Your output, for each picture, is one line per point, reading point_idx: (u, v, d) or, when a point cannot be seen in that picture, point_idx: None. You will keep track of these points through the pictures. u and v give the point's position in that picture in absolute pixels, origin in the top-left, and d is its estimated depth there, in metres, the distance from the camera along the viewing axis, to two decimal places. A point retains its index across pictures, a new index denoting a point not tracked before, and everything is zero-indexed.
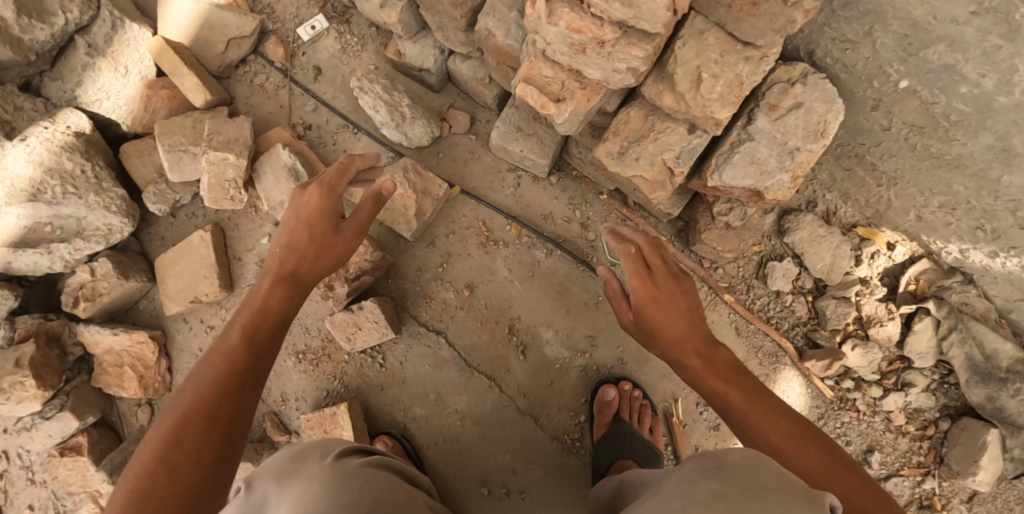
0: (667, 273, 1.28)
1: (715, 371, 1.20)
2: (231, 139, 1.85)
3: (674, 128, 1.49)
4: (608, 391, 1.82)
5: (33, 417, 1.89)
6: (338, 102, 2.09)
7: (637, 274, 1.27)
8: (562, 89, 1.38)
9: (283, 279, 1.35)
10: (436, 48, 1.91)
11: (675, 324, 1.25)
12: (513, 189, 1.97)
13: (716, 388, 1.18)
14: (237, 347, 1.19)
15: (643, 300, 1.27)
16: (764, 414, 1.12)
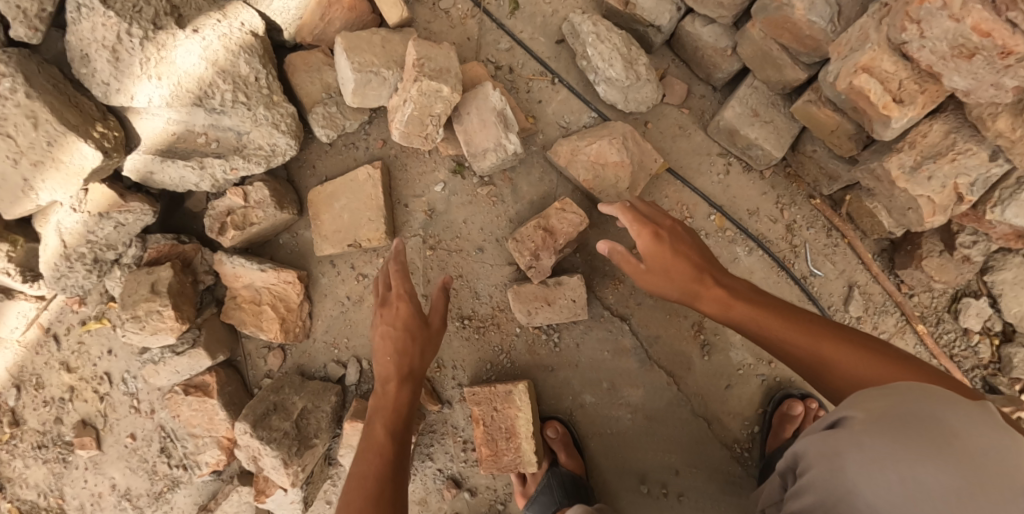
0: (686, 261, 1.42)
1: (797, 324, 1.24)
2: (444, 69, 1.63)
3: (976, 151, 1.37)
4: (795, 406, 1.73)
5: (162, 350, 1.70)
6: (535, 44, 1.85)
7: (664, 273, 1.42)
8: (901, 90, 1.26)
9: (397, 411, 1.45)
10: (674, 5, 1.70)
11: (729, 297, 1.35)
12: (721, 175, 1.80)
13: (770, 328, 1.27)
14: (382, 441, 1.38)
15: (693, 276, 1.39)
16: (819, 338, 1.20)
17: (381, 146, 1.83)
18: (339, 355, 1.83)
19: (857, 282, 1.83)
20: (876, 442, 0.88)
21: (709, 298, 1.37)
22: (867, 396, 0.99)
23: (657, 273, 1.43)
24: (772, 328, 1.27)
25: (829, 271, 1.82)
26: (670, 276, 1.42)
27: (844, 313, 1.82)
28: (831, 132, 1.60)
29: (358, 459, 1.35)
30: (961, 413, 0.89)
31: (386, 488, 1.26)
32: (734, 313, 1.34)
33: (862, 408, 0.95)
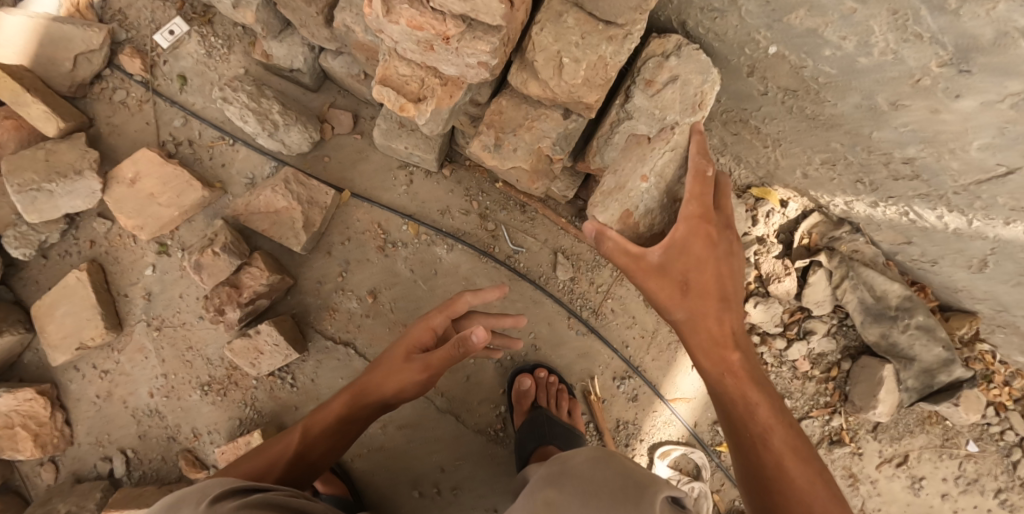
0: (706, 250, 1.32)
1: (725, 351, 1.31)
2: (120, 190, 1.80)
3: (548, 115, 1.44)
4: (523, 380, 1.83)
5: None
6: (209, 112, 1.95)
7: (680, 246, 1.32)
8: (421, 88, 1.31)
9: (410, 354, 1.44)
10: (304, 46, 1.79)
11: (700, 283, 1.33)
12: (406, 186, 1.89)
13: (689, 281, 1.32)
14: (361, 394, 1.46)
15: (705, 245, 1.32)
16: (738, 376, 1.30)
17: (90, 246, 1.92)
18: (105, 452, 1.91)
19: (562, 247, 1.91)
20: None
21: (710, 241, 1.32)
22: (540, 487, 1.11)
23: (649, 256, 1.33)
24: (712, 347, 1.32)
25: (531, 244, 1.90)
26: (705, 239, 1.32)
27: (556, 279, 1.90)
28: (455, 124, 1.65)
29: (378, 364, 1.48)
30: None
31: (332, 427, 1.44)
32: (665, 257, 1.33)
33: None
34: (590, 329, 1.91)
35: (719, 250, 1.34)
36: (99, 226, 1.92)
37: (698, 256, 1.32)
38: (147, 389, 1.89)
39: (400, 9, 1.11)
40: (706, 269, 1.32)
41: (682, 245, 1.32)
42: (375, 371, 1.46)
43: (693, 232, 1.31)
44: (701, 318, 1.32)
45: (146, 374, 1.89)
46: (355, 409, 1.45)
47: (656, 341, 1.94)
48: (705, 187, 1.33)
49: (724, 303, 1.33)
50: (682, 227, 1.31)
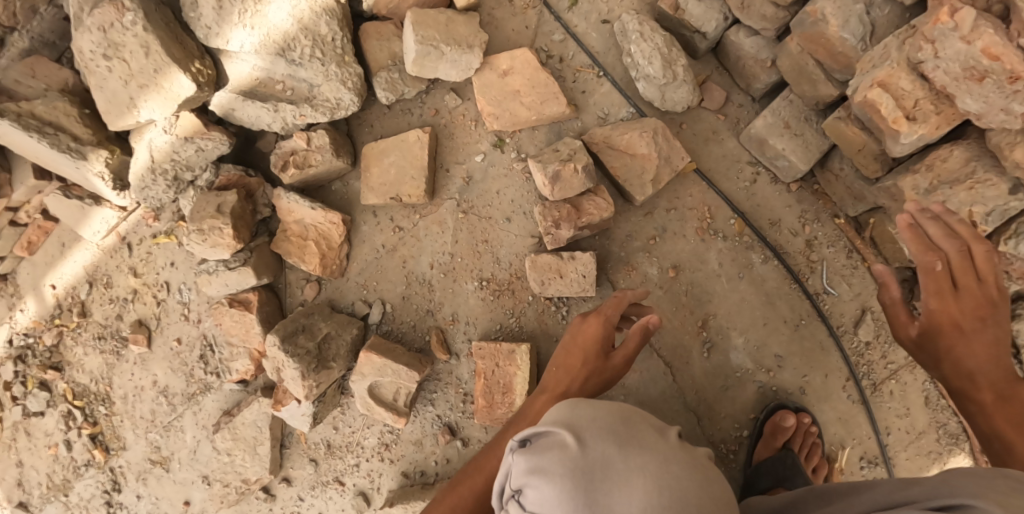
0: (963, 304, 1.26)
1: (1004, 410, 1.18)
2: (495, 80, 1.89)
3: (997, 182, 1.38)
4: (787, 418, 1.76)
5: (215, 263, 1.95)
6: (588, 39, 1.98)
7: (960, 368, 1.26)
8: (915, 107, 1.31)
9: (563, 393, 1.53)
10: (722, 14, 1.78)
11: (966, 320, 1.26)
12: (748, 183, 1.86)
13: (962, 351, 1.26)
14: (559, 372, 1.58)
15: (962, 301, 1.26)
16: (1015, 420, 1.16)
17: (433, 114, 2.02)
18: (366, 297, 2.01)
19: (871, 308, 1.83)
20: None
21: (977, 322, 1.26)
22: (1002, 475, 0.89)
23: (928, 325, 1.31)
24: (967, 359, 1.25)
25: (844, 291, 1.83)
26: (971, 291, 1.25)
27: (853, 336, 1.82)
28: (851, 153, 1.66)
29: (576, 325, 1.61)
30: None
31: (520, 423, 1.53)
32: (933, 316, 1.29)
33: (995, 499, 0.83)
34: (862, 399, 1.83)
35: (982, 297, 1.25)
36: (449, 100, 2.00)
37: (976, 309, 1.25)
38: (429, 259, 1.97)
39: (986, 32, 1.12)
40: (988, 336, 1.24)
41: (946, 297, 1.27)
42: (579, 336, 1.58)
43: (938, 288, 1.27)
44: (958, 363, 1.26)
45: (434, 246, 1.97)
46: (579, 356, 1.56)
47: (924, 441, 1.83)
48: (978, 307, 1.25)
49: (984, 321, 1.25)
50: (932, 304, 1.29)
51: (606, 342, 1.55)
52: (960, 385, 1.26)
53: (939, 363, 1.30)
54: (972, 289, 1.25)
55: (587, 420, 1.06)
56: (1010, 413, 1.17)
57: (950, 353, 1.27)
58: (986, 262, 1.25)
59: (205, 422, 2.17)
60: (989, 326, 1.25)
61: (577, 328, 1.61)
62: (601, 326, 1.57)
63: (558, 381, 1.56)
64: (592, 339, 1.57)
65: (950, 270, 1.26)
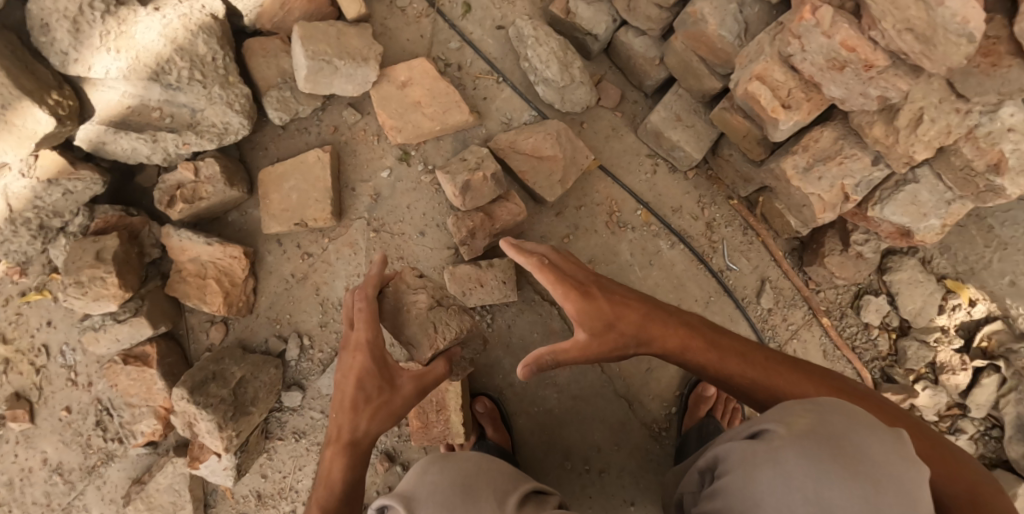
0: (653, 310, 1.39)
1: (771, 367, 1.31)
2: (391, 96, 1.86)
3: (860, 157, 1.54)
4: (707, 387, 1.89)
5: (103, 316, 1.77)
6: (484, 45, 1.98)
7: (677, 344, 1.36)
8: (790, 96, 1.40)
9: (354, 408, 1.42)
10: (610, 17, 1.85)
11: (621, 310, 1.36)
12: (648, 175, 1.95)
13: (693, 353, 1.35)
14: (361, 389, 1.43)
15: (639, 310, 1.37)
16: (807, 383, 1.28)
17: (332, 131, 1.93)
18: (280, 331, 1.90)
19: (769, 277, 1.99)
20: (799, 458, 1.00)
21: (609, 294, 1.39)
22: (793, 405, 1.12)
23: (593, 293, 1.37)
24: (706, 360, 1.35)
25: (744, 265, 1.97)
26: (624, 304, 1.38)
27: (756, 305, 1.97)
28: (739, 141, 1.78)
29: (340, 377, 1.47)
30: (914, 463, 0.99)
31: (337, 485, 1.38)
32: (632, 339, 1.36)
33: (786, 421, 1.07)
34: None
35: (636, 300, 1.40)
36: (347, 116, 1.93)
37: (614, 305, 1.37)
38: (344, 283, 1.89)
39: (841, 26, 1.22)
40: (630, 295, 1.40)
41: (614, 310, 1.36)
42: (349, 376, 1.45)
43: (615, 314, 1.36)
44: (718, 361, 1.34)
45: (347, 269, 1.89)
46: (365, 384, 1.43)
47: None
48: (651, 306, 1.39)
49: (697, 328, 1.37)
50: (582, 327, 1.35)
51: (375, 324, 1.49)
52: (716, 364, 1.34)
53: (686, 355, 1.36)
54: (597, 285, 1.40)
55: (425, 489, 1.13)
56: (776, 388, 1.28)
57: (744, 378, 1.31)
58: (577, 275, 1.41)
59: (109, 494, 2.00)
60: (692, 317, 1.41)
61: (336, 394, 1.45)
62: (360, 361, 1.43)
63: (348, 405, 1.42)
64: (371, 356, 1.45)
65: (575, 268, 1.43)
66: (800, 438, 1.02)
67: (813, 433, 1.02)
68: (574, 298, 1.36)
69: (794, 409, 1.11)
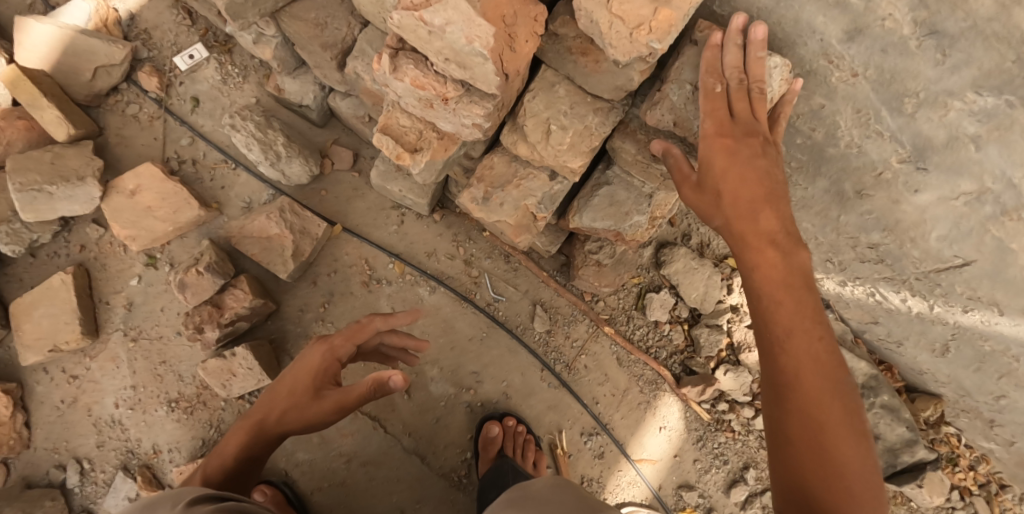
0: (784, 242, 1.17)
1: (766, 254, 1.15)
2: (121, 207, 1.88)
3: (535, 175, 1.52)
4: (492, 428, 1.82)
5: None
6: (217, 135, 2.02)
7: (727, 173, 1.21)
8: (418, 139, 1.39)
9: (261, 427, 1.43)
10: (317, 85, 1.89)
11: (729, 133, 1.22)
12: (397, 226, 1.95)
13: (755, 210, 1.18)
14: (255, 427, 1.44)
15: (772, 208, 1.19)
16: (818, 344, 1.06)
17: (80, 250, 1.95)
18: (61, 459, 1.88)
19: (541, 299, 1.96)
20: None
21: (744, 142, 1.21)
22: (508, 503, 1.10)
23: (704, 180, 1.24)
24: (762, 221, 1.18)
25: (512, 294, 1.95)
26: (751, 187, 1.20)
27: (533, 330, 1.94)
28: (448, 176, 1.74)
29: (235, 430, 1.46)
30: None
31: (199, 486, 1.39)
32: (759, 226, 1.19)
33: None
34: (562, 382, 1.94)
35: (738, 124, 1.23)
36: (92, 232, 1.95)
37: (720, 183, 1.22)
38: (113, 399, 1.88)
39: (405, 69, 1.20)
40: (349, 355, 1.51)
41: (727, 147, 1.21)
42: (236, 435, 1.45)
43: (733, 155, 1.21)
44: (735, 222, 1.20)
45: (114, 384, 1.88)
46: (243, 461, 1.42)
47: (627, 400, 1.97)
48: (749, 140, 1.21)
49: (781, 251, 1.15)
50: (707, 123, 1.24)
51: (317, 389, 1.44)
52: (748, 260, 1.16)
53: (720, 195, 1.22)
54: (749, 151, 1.21)
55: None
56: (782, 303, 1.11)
57: (736, 187, 1.20)
58: (709, 156, 1.24)
59: None
60: (768, 219, 1.18)
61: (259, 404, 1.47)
62: (281, 395, 1.43)
63: (258, 420, 1.45)
64: (287, 405, 1.43)
65: (734, 105, 1.23)
66: None
67: None
68: (303, 375, 1.45)
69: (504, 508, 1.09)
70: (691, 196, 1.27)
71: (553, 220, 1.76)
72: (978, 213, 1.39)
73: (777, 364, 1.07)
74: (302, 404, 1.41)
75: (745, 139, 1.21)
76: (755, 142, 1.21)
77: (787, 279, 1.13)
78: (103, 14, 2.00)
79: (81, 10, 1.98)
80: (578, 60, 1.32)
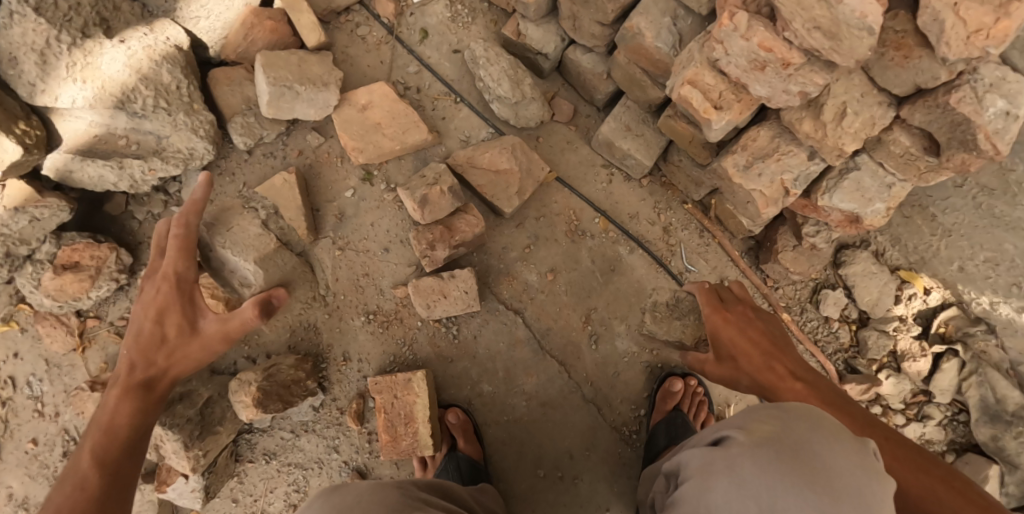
0: (766, 348, 1.57)
1: (762, 356, 1.55)
2: (349, 120, 1.93)
3: (798, 153, 1.62)
4: (675, 383, 1.90)
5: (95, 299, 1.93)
6: (441, 70, 2.07)
7: (744, 339, 1.60)
8: (719, 98, 1.48)
9: (145, 385, 1.49)
10: (559, 37, 1.95)
11: (734, 312, 1.68)
12: (605, 184, 2.02)
13: (744, 360, 1.57)
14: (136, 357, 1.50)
15: (747, 345, 1.59)
16: (822, 397, 1.43)
17: (297, 155, 1.98)
18: (249, 353, 1.91)
19: (727, 278, 2.04)
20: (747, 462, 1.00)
21: (732, 320, 1.65)
22: (760, 411, 1.11)
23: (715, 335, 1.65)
24: (751, 363, 1.56)
25: (703, 267, 2.03)
26: (757, 340, 1.59)
27: None
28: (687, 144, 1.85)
29: (146, 286, 1.54)
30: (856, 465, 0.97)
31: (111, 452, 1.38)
32: (738, 359, 1.58)
33: (749, 427, 1.07)
34: None
35: (764, 355, 1.55)
36: (312, 139, 1.98)
37: (746, 329, 1.62)
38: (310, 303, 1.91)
39: (760, 30, 1.31)
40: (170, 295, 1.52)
41: (744, 326, 1.63)
42: (135, 350, 1.51)
43: (748, 329, 1.62)
44: (744, 345, 1.58)
45: (313, 287, 1.92)
46: (135, 393, 1.47)
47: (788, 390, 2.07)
48: (741, 315, 1.66)
49: (813, 385, 1.46)
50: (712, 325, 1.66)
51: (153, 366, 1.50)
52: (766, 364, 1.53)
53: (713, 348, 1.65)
54: (752, 321, 1.65)
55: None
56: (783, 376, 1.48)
57: (756, 341, 1.59)
58: (742, 329, 1.62)
59: None
60: (794, 360, 1.55)
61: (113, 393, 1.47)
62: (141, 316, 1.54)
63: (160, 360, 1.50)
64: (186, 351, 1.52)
65: (730, 302, 1.71)
66: (755, 444, 1.02)
67: (768, 440, 1.02)
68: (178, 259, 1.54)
69: (762, 408, 1.13)
70: (722, 332, 1.63)
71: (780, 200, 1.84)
72: None
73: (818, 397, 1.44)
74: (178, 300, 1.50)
75: (756, 332, 1.60)
76: (766, 321, 1.66)
77: (753, 344, 1.59)
78: None
79: None
80: (886, 54, 1.45)
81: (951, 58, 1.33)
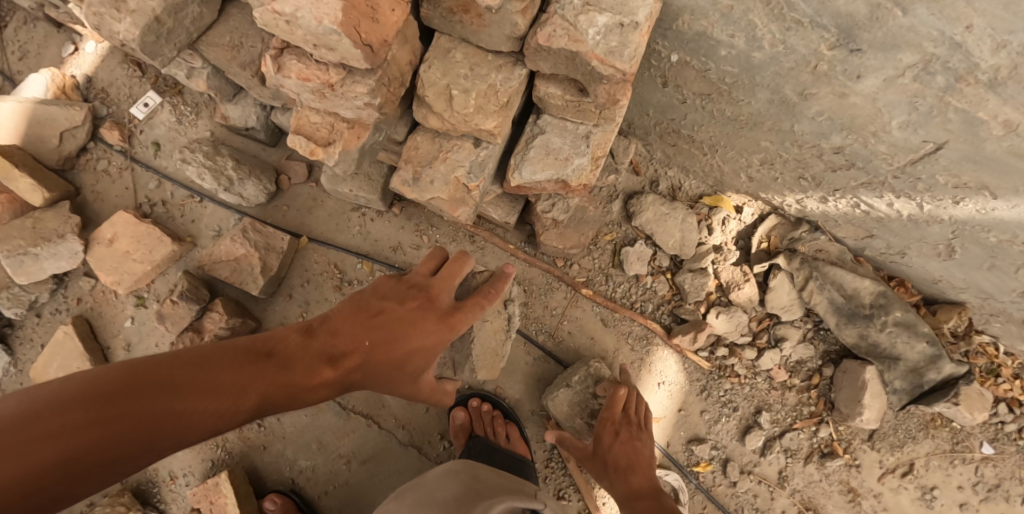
0: (628, 440, 1.67)
1: (619, 456, 1.64)
2: (105, 258, 1.96)
3: (460, 145, 1.49)
4: (456, 415, 1.80)
5: None
6: (180, 174, 2.08)
7: (615, 446, 1.66)
8: (330, 133, 1.41)
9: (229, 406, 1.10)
10: (258, 107, 1.93)
11: (627, 415, 1.70)
12: (359, 226, 1.97)
13: (613, 447, 1.65)
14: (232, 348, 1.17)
15: (621, 442, 1.66)
16: (650, 496, 1.57)
17: (77, 303, 2.04)
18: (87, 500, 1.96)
19: (514, 274, 1.92)
20: None
21: (637, 433, 1.69)
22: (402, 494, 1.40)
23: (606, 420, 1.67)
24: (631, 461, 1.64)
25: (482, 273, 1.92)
26: (630, 442, 1.67)
27: None
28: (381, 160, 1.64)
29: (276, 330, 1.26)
30: None
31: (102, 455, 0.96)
32: (603, 451, 1.66)
33: None
34: (547, 353, 1.90)
35: (638, 440, 1.68)
36: (85, 283, 2.04)
37: (623, 422, 1.68)
38: None
39: (290, 65, 1.23)
40: (349, 327, 1.29)
41: (620, 437, 1.67)
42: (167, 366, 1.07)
43: (622, 435, 1.67)
44: (616, 447, 1.65)
45: None
46: (107, 428, 0.96)
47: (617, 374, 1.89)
48: (633, 424, 1.70)
49: (648, 475, 1.63)
50: (603, 413, 1.69)
51: (266, 356, 1.19)
52: (606, 461, 1.65)
53: (602, 435, 1.67)
54: (638, 436, 1.69)
55: None
56: (630, 472, 1.62)
57: (625, 444, 1.66)
58: (637, 417, 1.71)
59: None
60: (643, 470, 1.64)
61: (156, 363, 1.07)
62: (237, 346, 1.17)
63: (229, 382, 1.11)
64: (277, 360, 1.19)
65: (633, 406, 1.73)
66: None
67: None
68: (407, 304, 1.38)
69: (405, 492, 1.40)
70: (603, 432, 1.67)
71: (495, 186, 1.64)
72: (932, 87, 1.28)
73: (642, 490, 1.59)
74: (435, 329, 1.33)
75: (627, 429, 1.68)
76: (646, 443, 1.69)
77: (625, 449, 1.66)
78: (61, 82, 2.09)
79: (39, 83, 2.07)
80: (461, 20, 1.27)
81: (492, 6, 1.15)
